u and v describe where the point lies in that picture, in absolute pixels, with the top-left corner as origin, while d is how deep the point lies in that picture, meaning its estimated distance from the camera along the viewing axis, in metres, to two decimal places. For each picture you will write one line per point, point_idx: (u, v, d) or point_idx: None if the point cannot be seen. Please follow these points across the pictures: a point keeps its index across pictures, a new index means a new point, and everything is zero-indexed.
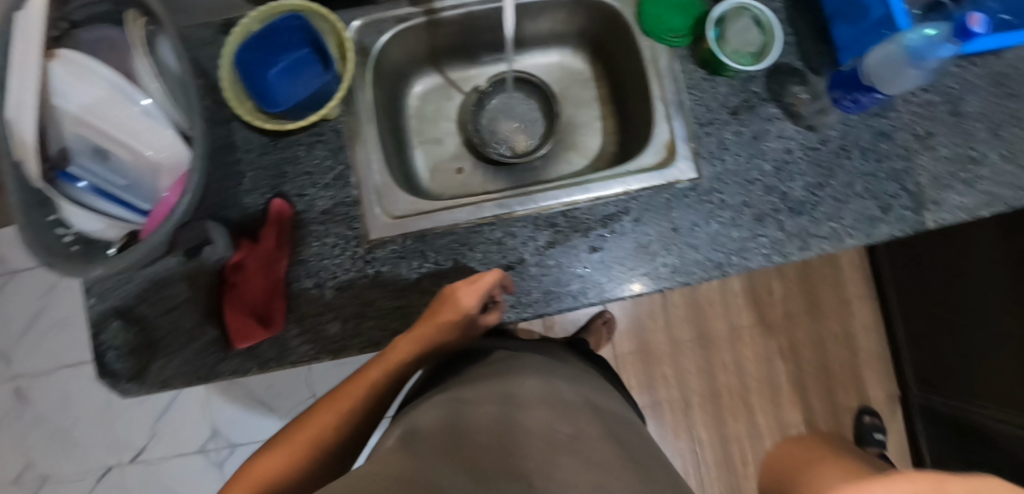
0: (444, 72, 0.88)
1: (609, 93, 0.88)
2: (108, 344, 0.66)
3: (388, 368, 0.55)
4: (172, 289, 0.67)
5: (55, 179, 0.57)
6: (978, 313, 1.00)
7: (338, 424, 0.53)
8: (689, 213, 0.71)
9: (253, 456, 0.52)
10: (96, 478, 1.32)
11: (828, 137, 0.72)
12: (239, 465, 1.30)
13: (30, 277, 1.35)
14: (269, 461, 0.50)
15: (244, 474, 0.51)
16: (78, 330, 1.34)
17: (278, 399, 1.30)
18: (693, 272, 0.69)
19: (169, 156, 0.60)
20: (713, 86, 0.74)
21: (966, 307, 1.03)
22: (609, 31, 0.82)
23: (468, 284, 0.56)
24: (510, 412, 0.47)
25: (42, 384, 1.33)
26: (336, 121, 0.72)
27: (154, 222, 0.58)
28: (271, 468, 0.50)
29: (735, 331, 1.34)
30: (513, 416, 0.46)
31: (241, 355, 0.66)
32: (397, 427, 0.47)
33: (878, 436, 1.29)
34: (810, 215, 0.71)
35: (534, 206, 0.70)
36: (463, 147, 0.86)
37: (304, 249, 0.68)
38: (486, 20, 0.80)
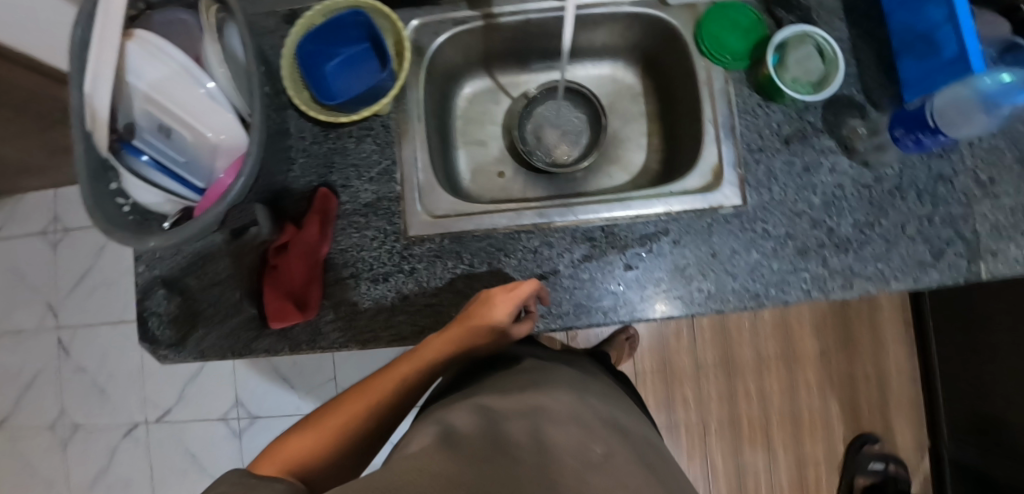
0: (494, 76, 0.88)
1: (658, 109, 0.87)
2: (152, 311, 0.69)
3: (419, 365, 0.55)
4: (216, 265, 0.69)
5: (119, 151, 0.61)
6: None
7: (367, 414, 0.54)
8: (730, 240, 0.69)
9: (285, 432, 0.54)
10: (123, 433, 1.38)
11: (883, 175, 0.70)
12: (258, 437, 1.33)
13: (81, 236, 1.41)
14: (300, 442, 0.52)
15: (276, 450, 0.52)
16: (120, 292, 1.39)
17: (301, 377, 1.33)
18: (728, 300, 0.68)
19: (229, 137, 0.63)
20: (767, 113, 0.72)
21: (1010, 364, 0.98)
22: (664, 47, 0.81)
23: (506, 292, 0.56)
24: (541, 424, 0.46)
25: (83, 339, 1.40)
26: (387, 117, 0.73)
27: (208, 201, 0.62)
28: (302, 448, 0.52)
29: (762, 362, 1.31)
30: (548, 429, 0.46)
31: (274, 335, 0.68)
32: (428, 427, 0.47)
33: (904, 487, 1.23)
34: (856, 254, 0.69)
35: (573, 218, 0.70)
36: (506, 152, 0.87)
37: (345, 239, 0.70)
38: (542, 28, 0.81)
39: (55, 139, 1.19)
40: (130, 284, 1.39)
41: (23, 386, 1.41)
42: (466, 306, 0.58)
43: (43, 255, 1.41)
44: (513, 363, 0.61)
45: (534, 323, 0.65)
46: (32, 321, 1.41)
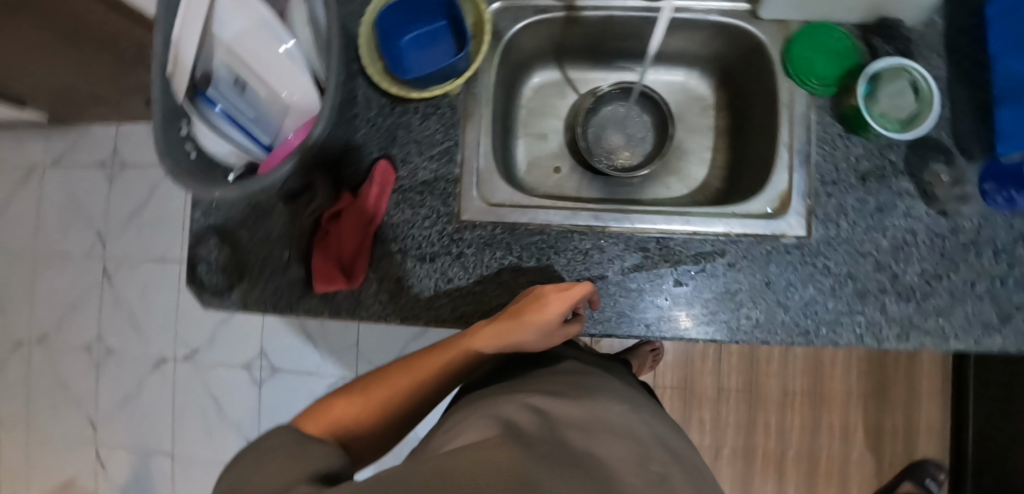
0: (564, 69, 0.87)
1: (727, 125, 0.85)
2: (202, 258, 0.70)
3: (465, 352, 0.56)
4: (270, 223, 0.70)
5: (195, 100, 0.61)
6: None
7: (411, 392, 0.55)
8: (788, 271, 0.67)
9: (331, 394, 0.56)
10: (151, 366, 1.42)
11: (961, 227, 0.66)
12: (277, 390, 1.36)
13: (137, 172, 1.45)
14: (345, 408, 0.54)
15: (320, 411, 0.54)
16: (165, 231, 1.43)
17: (325, 337, 1.35)
18: (775, 332, 0.66)
19: (302, 99, 0.66)
20: (847, 145, 0.69)
21: None
22: (746, 62, 0.78)
23: (559, 292, 0.55)
24: (592, 436, 0.46)
25: (127, 270, 1.44)
26: (455, 98, 0.73)
27: (274, 160, 0.64)
28: (345, 415, 0.54)
29: (787, 396, 1.28)
30: (598, 443, 0.45)
31: (318, 298, 0.69)
32: (485, 422, 0.47)
33: None
34: (917, 305, 0.66)
35: (629, 225, 0.69)
36: (565, 148, 0.85)
37: (397, 214, 0.70)
38: (623, 27, 0.78)
39: (126, 78, 1.22)
40: (176, 225, 1.43)
41: (66, 308, 1.48)
42: (518, 299, 0.58)
43: (100, 186, 1.47)
44: (556, 366, 0.62)
45: (581, 326, 0.65)
46: (82, 248, 1.47)
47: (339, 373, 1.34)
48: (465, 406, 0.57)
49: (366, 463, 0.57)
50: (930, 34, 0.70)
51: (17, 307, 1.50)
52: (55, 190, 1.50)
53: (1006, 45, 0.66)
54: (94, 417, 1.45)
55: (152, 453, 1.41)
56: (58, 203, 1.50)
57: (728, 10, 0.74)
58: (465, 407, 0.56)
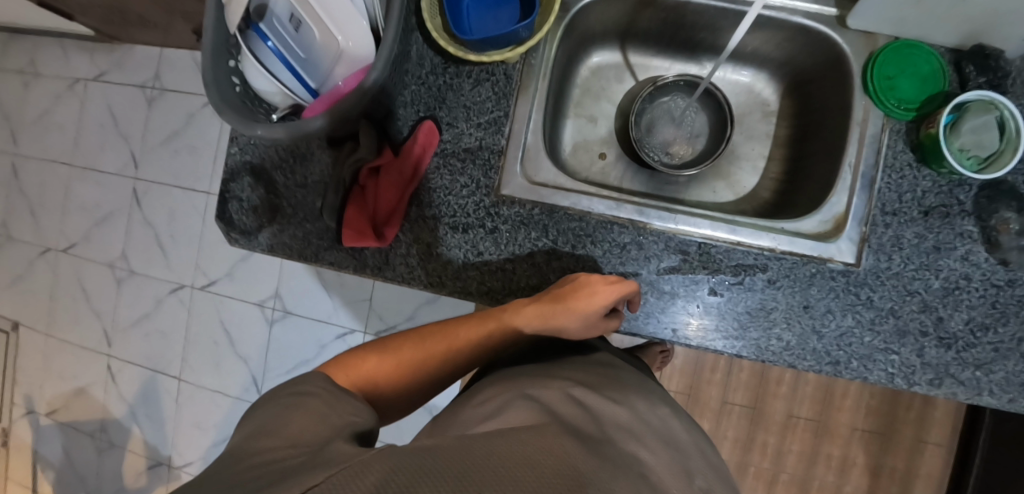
0: (626, 52, 0.83)
1: (787, 135, 0.81)
2: (233, 195, 0.70)
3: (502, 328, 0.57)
4: (308, 169, 0.69)
5: (248, 32, 0.60)
6: None
7: (443, 358, 0.56)
8: (828, 298, 0.64)
9: (361, 348, 0.57)
10: (168, 290, 1.44)
11: (1018, 280, 0.63)
12: (286, 333, 1.37)
13: (176, 98, 1.45)
14: (375, 364, 0.55)
15: (350, 364, 0.55)
16: (196, 161, 1.43)
17: (340, 287, 1.35)
18: (805, 357, 0.64)
19: (356, 46, 0.63)
20: (916, 177, 0.65)
21: None
22: (823, 71, 0.74)
23: (607, 285, 0.56)
24: (629, 439, 0.45)
25: (155, 194, 1.46)
26: (512, 67, 0.70)
27: (321, 105, 0.63)
28: (376, 372, 0.54)
29: (791, 420, 1.25)
30: (633, 447, 0.44)
31: (345, 251, 0.68)
32: (528, 407, 0.48)
33: None
34: (957, 353, 0.63)
35: (671, 224, 0.66)
36: (614, 135, 0.82)
37: (435, 179, 0.68)
38: (699, 17, 0.74)
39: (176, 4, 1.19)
40: (208, 156, 1.42)
41: (94, 222, 1.50)
42: (560, 284, 0.59)
43: (139, 106, 1.47)
44: (587, 357, 0.62)
45: (617, 323, 0.63)
46: (115, 165, 1.48)
47: (349, 326, 1.34)
48: (492, 381, 0.58)
49: (387, 421, 0.58)
50: None
51: (48, 213, 1.53)
52: (96, 104, 1.51)
53: None
54: (110, 332, 1.49)
55: (160, 375, 1.45)
56: (97, 117, 1.50)
57: (814, 14, 0.70)
58: (492, 383, 0.57)
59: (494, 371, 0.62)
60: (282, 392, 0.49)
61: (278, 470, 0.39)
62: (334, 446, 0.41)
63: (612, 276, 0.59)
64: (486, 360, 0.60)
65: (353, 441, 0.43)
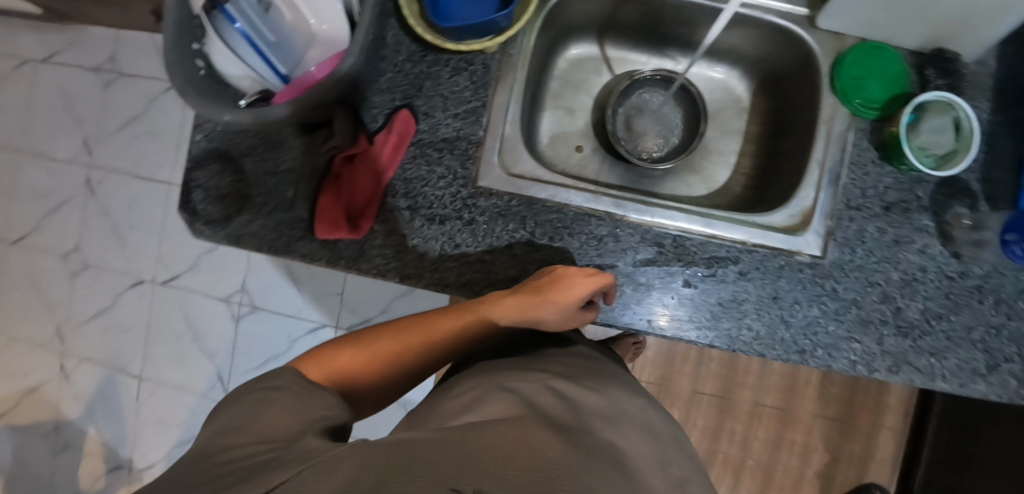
0: (603, 46, 0.84)
1: (757, 132, 0.83)
2: (199, 183, 0.67)
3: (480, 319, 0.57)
4: (279, 156, 0.67)
5: (213, 13, 0.58)
6: None
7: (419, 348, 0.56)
8: (796, 289, 0.66)
9: (335, 341, 0.55)
10: (127, 284, 1.38)
11: (970, 272, 0.66)
12: (254, 327, 1.34)
13: (136, 82, 1.39)
14: (350, 357, 0.54)
15: (323, 357, 0.53)
16: (158, 148, 1.38)
17: (311, 281, 1.33)
18: (774, 347, 0.66)
19: (329, 30, 0.64)
20: (879, 173, 0.68)
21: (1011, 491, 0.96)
22: (793, 70, 0.76)
23: (586, 276, 0.56)
24: (608, 429, 0.46)
25: (113, 182, 1.39)
26: (490, 57, 0.70)
27: (293, 90, 0.63)
28: (350, 364, 0.53)
29: (757, 408, 1.29)
30: (610, 438, 0.45)
31: (317, 243, 0.67)
32: (508, 397, 0.48)
33: None
34: (914, 342, 0.66)
35: (647, 217, 0.67)
36: (592, 128, 0.83)
37: (412, 169, 0.67)
38: (676, 13, 0.75)
39: None
40: (172, 143, 1.38)
41: (45, 212, 1.42)
42: (538, 275, 0.59)
43: (95, 91, 1.40)
44: (564, 349, 0.63)
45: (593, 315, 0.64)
46: (69, 151, 1.41)
47: (319, 320, 1.32)
48: (469, 374, 0.58)
49: (361, 415, 0.57)
50: (981, 75, 0.68)
51: None
52: (47, 87, 1.42)
53: None
54: (63, 327, 1.41)
55: (120, 372, 1.39)
56: (47, 100, 1.42)
57: (787, 13, 0.72)
58: (470, 376, 0.57)
59: (472, 365, 0.61)
60: (254, 385, 0.47)
61: (246, 465, 0.38)
62: (304, 441, 0.40)
63: (589, 268, 0.59)
64: (463, 352, 0.59)
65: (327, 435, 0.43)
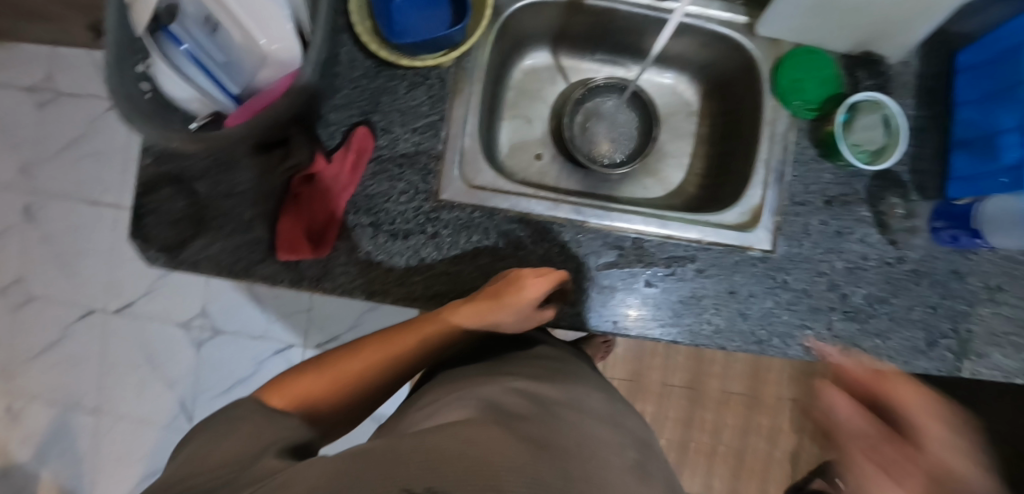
0: (557, 55, 0.85)
1: (707, 133, 0.87)
2: (150, 209, 0.66)
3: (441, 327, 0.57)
4: (234, 178, 0.66)
5: (157, 34, 0.58)
6: None
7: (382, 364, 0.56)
8: (751, 282, 0.70)
9: (296, 367, 0.55)
10: (77, 315, 1.32)
11: (907, 257, 0.71)
12: (217, 352, 1.30)
13: (76, 103, 1.33)
14: (312, 381, 0.53)
15: (285, 384, 0.53)
16: (105, 169, 1.33)
17: (275, 301, 1.30)
18: (733, 339, 0.69)
19: (281, 49, 0.61)
20: (819, 170, 0.72)
21: None
22: (736, 75, 0.80)
23: (539, 274, 0.58)
24: (574, 427, 0.46)
25: (55, 209, 1.33)
26: (445, 71, 0.70)
27: (245, 112, 0.62)
28: (313, 389, 0.53)
29: (725, 396, 1.34)
30: (567, 430, 0.45)
31: (279, 264, 0.66)
32: (468, 403, 0.49)
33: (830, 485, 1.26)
34: (860, 325, 0.70)
35: (607, 222, 0.70)
36: (550, 136, 0.85)
37: (373, 186, 0.67)
38: (624, 22, 0.78)
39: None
40: (119, 163, 1.33)
41: None
42: (491, 281, 0.61)
43: (30, 113, 1.34)
44: (533, 355, 0.64)
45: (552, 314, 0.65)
46: (3, 179, 1.33)
47: (287, 338, 1.29)
48: (436, 384, 0.59)
49: (330, 436, 0.56)
50: (905, 74, 0.74)
51: None
52: None
53: (976, 95, 0.69)
54: (7, 366, 1.33)
55: (73, 409, 1.32)
56: None
57: (727, 22, 0.76)
58: (439, 386, 0.58)
59: (442, 375, 0.62)
60: (215, 418, 0.47)
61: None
62: (263, 461, 0.41)
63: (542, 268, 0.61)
64: (427, 363, 0.60)
65: (292, 455, 0.43)
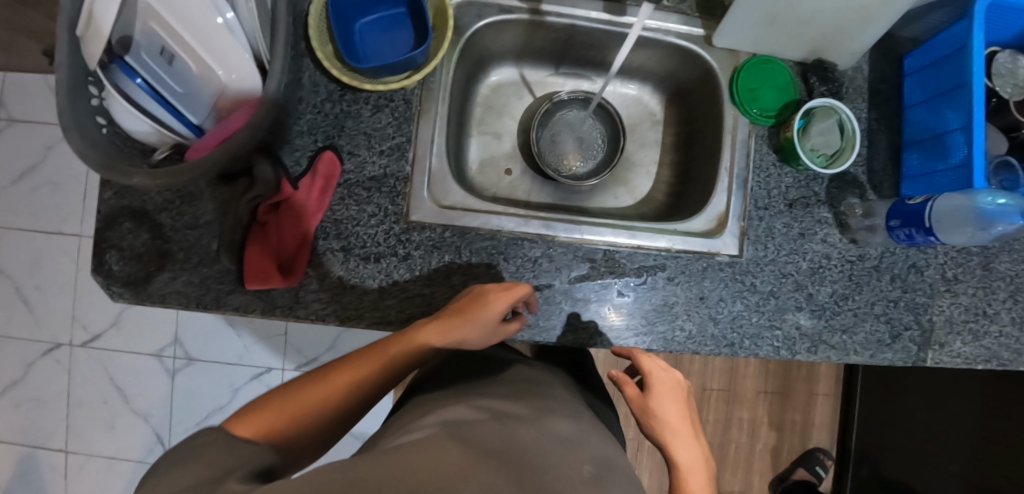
0: (522, 70, 0.86)
1: (673, 141, 0.88)
2: (112, 243, 0.64)
3: (409, 348, 0.56)
4: (198, 208, 0.65)
5: (110, 67, 0.55)
6: (945, 450, 1.04)
7: (351, 389, 0.54)
8: (719, 287, 0.71)
9: (262, 397, 0.53)
10: (41, 351, 1.28)
11: (867, 254, 0.74)
12: (192, 380, 1.27)
13: (29, 131, 1.29)
14: (278, 410, 0.51)
15: (251, 415, 0.51)
16: (64, 198, 1.29)
17: (250, 324, 1.27)
18: (705, 344, 0.71)
19: (240, 78, 0.62)
20: (779, 174, 0.74)
21: (935, 440, 1.06)
22: (697, 84, 0.82)
23: (503, 289, 0.59)
24: (538, 441, 0.47)
25: (13, 241, 1.28)
26: (410, 92, 0.70)
27: (207, 144, 0.60)
28: (279, 417, 0.51)
29: (705, 393, 1.36)
30: (529, 444, 0.46)
31: (249, 293, 0.65)
32: (429, 423, 0.50)
33: (818, 471, 1.34)
34: (827, 322, 0.72)
35: (578, 235, 0.71)
36: (519, 150, 0.85)
37: (342, 210, 0.67)
38: (586, 37, 0.79)
39: (23, 22, 1.05)
40: (78, 190, 1.29)
41: None
42: (457, 298, 0.60)
43: None
44: (509, 371, 0.64)
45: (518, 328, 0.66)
46: None
47: (264, 361, 1.27)
48: (410, 408, 0.58)
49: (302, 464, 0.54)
50: (857, 78, 0.76)
51: None
52: None
53: (923, 97, 0.72)
54: None
55: (43, 449, 1.28)
56: None
57: (685, 34, 0.77)
58: (413, 408, 0.57)
59: (415, 398, 0.62)
60: (179, 444, 0.46)
61: None
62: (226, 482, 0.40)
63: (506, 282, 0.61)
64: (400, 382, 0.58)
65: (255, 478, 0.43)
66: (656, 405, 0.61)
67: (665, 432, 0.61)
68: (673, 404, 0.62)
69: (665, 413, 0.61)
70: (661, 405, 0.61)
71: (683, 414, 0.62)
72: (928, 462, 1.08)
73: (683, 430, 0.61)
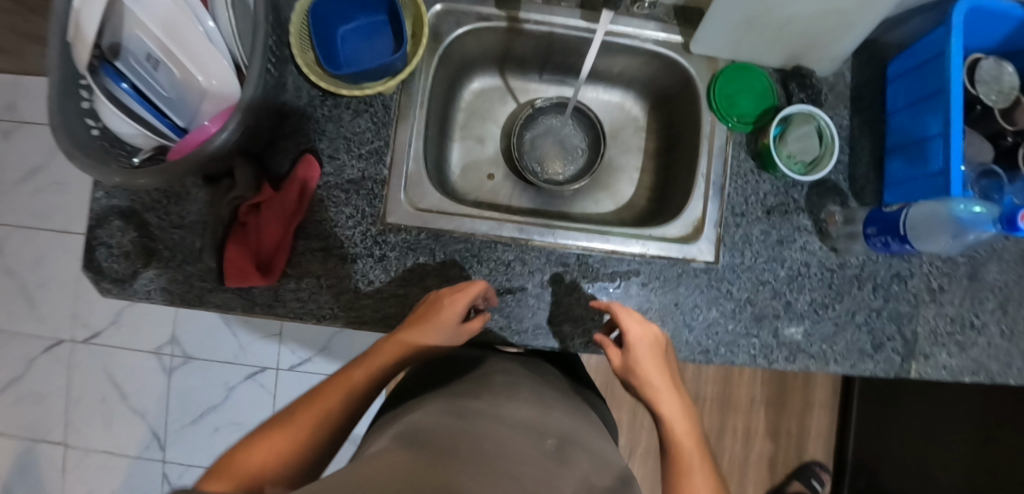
0: (505, 77, 0.87)
1: (656, 147, 0.89)
2: (99, 240, 0.67)
3: (373, 368, 0.58)
4: (183, 208, 0.67)
5: (97, 71, 0.58)
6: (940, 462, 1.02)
7: (324, 418, 0.54)
8: (695, 293, 0.71)
9: (236, 450, 0.52)
10: (45, 347, 1.32)
11: (848, 263, 0.73)
12: (189, 377, 1.30)
13: (38, 133, 1.34)
14: (254, 457, 0.51)
15: (227, 468, 0.50)
16: (69, 198, 1.33)
17: (246, 324, 1.30)
18: (680, 350, 0.70)
19: (221, 84, 0.64)
20: (757, 181, 0.74)
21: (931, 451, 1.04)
22: (677, 91, 0.82)
23: (455, 290, 0.60)
24: (502, 436, 0.48)
25: (20, 240, 1.33)
26: (389, 97, 0.72)
27: (186, 146, 0.62)
28: (256, 465, 0.50)
29: (698, 401, 1.34)
30: (494, 438, 0.46)
31: (230, 291, 0.67)
32: (392, 431, 0.50)
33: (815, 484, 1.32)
34: (806, 331, 0.72)
35: (551, 239, 0.71)
36: (501, 156, 0.86)
37: (321, 212, 0.69)
38: (566, 44, 0.80)
39: (31, 28, 1.10)
40: (83, 191, 1.33)
41: None
42: (416, 308, 0.62)
43: None
44: (481, 370, 0.65)
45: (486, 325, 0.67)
46: None
47: (258, 359, 1.29)
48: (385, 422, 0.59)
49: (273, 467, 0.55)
50: (837, 86, 0.76)
51: None
52: None
53: (903, 104, 0.72)
54: None
55: (44, 442, 1.32)
56: None
57: (663, 41, 0.78)
58: (388, 420, 0.58)
59: (392, 411, 0.62)
60: None
61: None
62: None
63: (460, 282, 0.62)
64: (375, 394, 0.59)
65: None
66: (639, 365, 0.60)
67: (650, 390, 0.60)
68: (654, 361, 0.60)
69: (649, 372, 0.60)
70: (643, 366, 0.60)
71: (667, 371, 0.61)
72: (923, 473, 1.05)
73: (666, 383, 0.60)
